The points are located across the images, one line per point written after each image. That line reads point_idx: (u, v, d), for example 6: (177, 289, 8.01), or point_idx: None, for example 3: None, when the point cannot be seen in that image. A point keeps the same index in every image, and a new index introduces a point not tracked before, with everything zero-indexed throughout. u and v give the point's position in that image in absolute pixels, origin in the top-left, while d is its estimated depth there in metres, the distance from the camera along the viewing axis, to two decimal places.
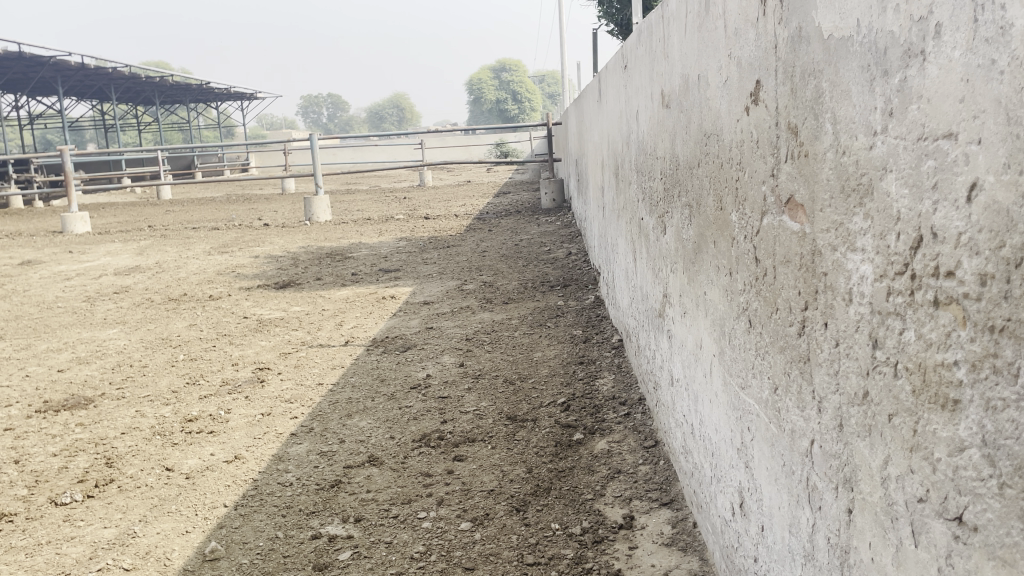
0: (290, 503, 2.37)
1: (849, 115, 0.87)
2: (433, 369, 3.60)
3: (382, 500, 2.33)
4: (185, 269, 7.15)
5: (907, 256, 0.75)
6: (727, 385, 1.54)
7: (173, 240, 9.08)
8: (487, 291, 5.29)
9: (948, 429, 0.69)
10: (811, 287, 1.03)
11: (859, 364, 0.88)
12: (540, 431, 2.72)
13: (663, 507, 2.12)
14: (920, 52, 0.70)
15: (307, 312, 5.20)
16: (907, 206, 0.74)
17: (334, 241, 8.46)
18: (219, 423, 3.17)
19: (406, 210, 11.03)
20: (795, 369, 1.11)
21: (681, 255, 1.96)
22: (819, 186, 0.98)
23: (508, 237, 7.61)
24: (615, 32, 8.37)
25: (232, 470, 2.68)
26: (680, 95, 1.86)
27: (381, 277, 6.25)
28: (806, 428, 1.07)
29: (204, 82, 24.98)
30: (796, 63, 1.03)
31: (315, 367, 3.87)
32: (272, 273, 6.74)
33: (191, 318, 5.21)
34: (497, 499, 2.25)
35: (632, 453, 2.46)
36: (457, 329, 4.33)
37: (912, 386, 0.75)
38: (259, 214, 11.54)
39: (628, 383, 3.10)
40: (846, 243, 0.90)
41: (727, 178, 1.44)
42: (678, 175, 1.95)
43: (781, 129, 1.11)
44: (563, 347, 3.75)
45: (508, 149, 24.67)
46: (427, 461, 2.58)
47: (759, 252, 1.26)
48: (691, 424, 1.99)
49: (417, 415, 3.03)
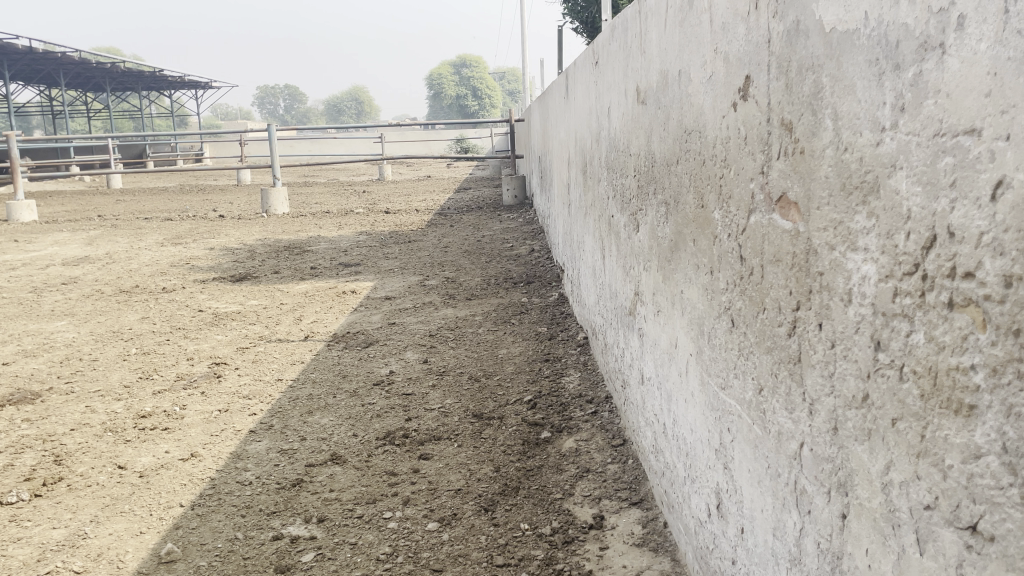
0: (249, 502, 2.29)
1: (853, 111, 0.85)
2: (395, 366, 3.54)
3: (346, 499, 2.27)
4: (136, 260, 6.94)
5: (917, 256, 0.72)
6: (705, 385, 1.52)
7: (124, 230, 8.82)
8: (450, 287, 5.23)
9: (961, 435, 0.67)
10: (804, 288, 1.00)
11: (858, 367, 0.86)
12: (507, 429, 2.68)
13: (633, 507, 2.10)
14: (939, 45, 0.68)
15: (265, 306, 5.09)
16: (919, 205, 0.72)
17: (292, 234, 8.31)
18: (174, 419, 3.07)
19: (365, 203, 10.89)
20: (783, 370, 1.09)
21: (656, 252, 1.94)
22: (815, 184, 0.96)
23: (470, 233, 7.56)
24: (579, 30, 8.37)
25: (188, 468, 2.59)
26: (658, 90, 1.84)
27: (341, 271, 6.14)
28: (794, 431, 1.05)
29: (157, 69, 24.37)
30: (792, 57, 1.01)
31: (273, 363, 3.78)
32: (228, 266, 6.59)
33: (143, 310, 5.06)
34: (465, 498, 2.21)
35: (600, 452, 2.44)
36: (420, 325, 4.27)
37: (920, 391, 0.73)
38: (214, 206, 11.29)
39: (594, 382, 3.08)
40: (845, 242, 0.88)
41: (710, 176, 1.42)
42: (653, 172, 1.93)
43: (772, 125, 1.09)
44: (528, 344, 3.72)
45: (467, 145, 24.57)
46: (391, 460, 2.52)
47: (745, 251, 1.24)
48: (663, 424, 1.97)
49: (380, 412, 2.97)
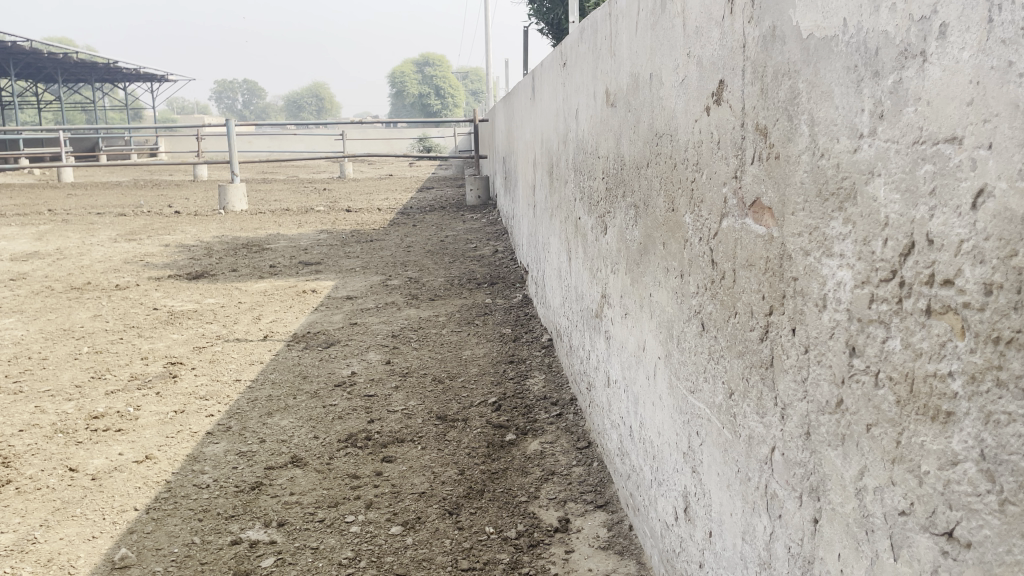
0: (207, 506, 2.24)
1: (829, 118, 0.85)
2: (358, 367, 3.50)
3: (307, 503, 2.23)
4: (88, 257, 6.77)
5: (895, 262, 0.73)
6: (674, 388, 1.52)
7: (76, 225, 8.60)
8: (413, 287, 5.20)
9: (939, 441, 0.67)
10: (777, 292, 1.01)
11: (832, 372, 0.86)
12: (471, 431, 2.66)
13: (599, 510, 2.09)
14: (920, 53, 0.68)
15: (223, 304, 5.00)
16: (897, 211, 0.72)
17: (251, 232, 8.18)
18: (128, 420, 2.99)
19: (326, 202, 10.78)
20: (755, 375, 1.10)
21: (624, 255, 1.94)
22: (790, 189, 0.96)
23: (433, 233, 7.52)
24: (544, 32, 8.39)
25: (143, 471, 2.52)
26: (628, 93, 1.84)
27: (301, 270, 6.06)
28: (766, 435, 1.06)
29: (112, 61, 23.82)
30: (768, 63, 1.01)
31: (232, 363, 3.71)
32: (184, 263, 6.46)
33: (96, 308, 4.93)
34: (428, 501, 2.18)
35: (565, 455, 2.44)
36: (382, 325, 4.23)
37: (897, 397, 0.73)
38: (170, 202, 11.07)
39: (559, 384, 3.08)
40: (820, 247, 0.88)
41: (681, 179, 1.42)
42: (622, 175, 1.93)
43: (746, 130, 1.09)
44: (492, 345, 3.71)
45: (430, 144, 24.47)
46: (354, 462, 2.49)
47: (717, 255, 1.24)
48: (629, 426, 1.97)
49: (342, 414, 2.93)
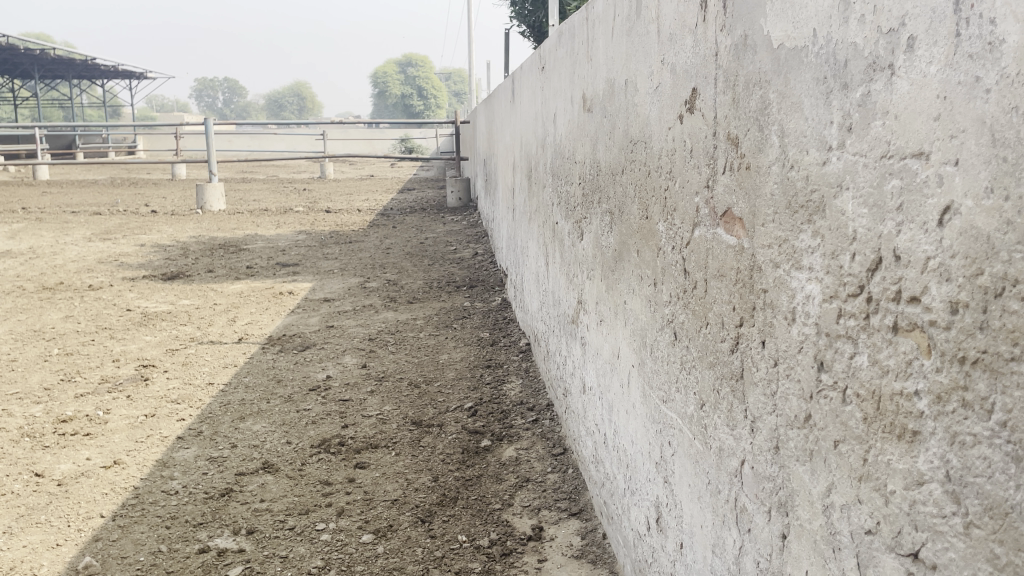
0: (175, 513, 2.20)
1: (799, 129, 0.84)
2: (333, 370, 3.46)
3: (277, 510, 2.20)
4: (62, 256, 6.67)
5: (862, 278, 0.72)
6: (647, 397, 1.51)
7: (50, 224, 8.48)
8: (391, 289, 5.16)
9: (905, 460, 0.66)
10: (748, 304, 1.00)
11: (800, 387, 0.85)
12: (446, 437, 2.64)
13: (573, 518, 2.08)
14: (888, 66, 0.67)
15: (198, 306, 4.94)
16: (865, 226, 0.71)
17: (228, 232, 8.10)
18: (96, 424, 2.94)
19: (306, 202, 10.69)
20: (725, 386, 1.09)
21: (600, 262, 1.93)
22: (761, 200, 0.95)
23: (412, 235, 7.49)
24: (525, 34, 8.38)
25: (110, 477, 2.47)
26: (604, 99, 1.82)
27: (278, 271, 6.01)
28: (736, 448, 1.05)
29: (90, 57, 23.55)
30: (739, 72, 1.00)
31: (205, 366, 3.66)
32: (159, 264, 6.38)
33: (68, 309, 4.86)
34: (401, 509, 2.16)
35: (541, 461, 2.42)
36: (359, 328, 4.19)
37: (863, 414, 0.72)
38: (147, 201, 10.95)
39: (536, 389, 3.06)
40: (790, 260, 0.87)
41: (655, 187, 1.41)
42: (598, 181, 1.92)
43: (718, 139, 1.08)
44: (470, 349, 3.68)
45: (412, 145, 24.41)
46: (326, 468, 2.46)
47: (689, 264, 1.23)
48: (603, 434, 1.95)
49: (316, 419, 2.90)
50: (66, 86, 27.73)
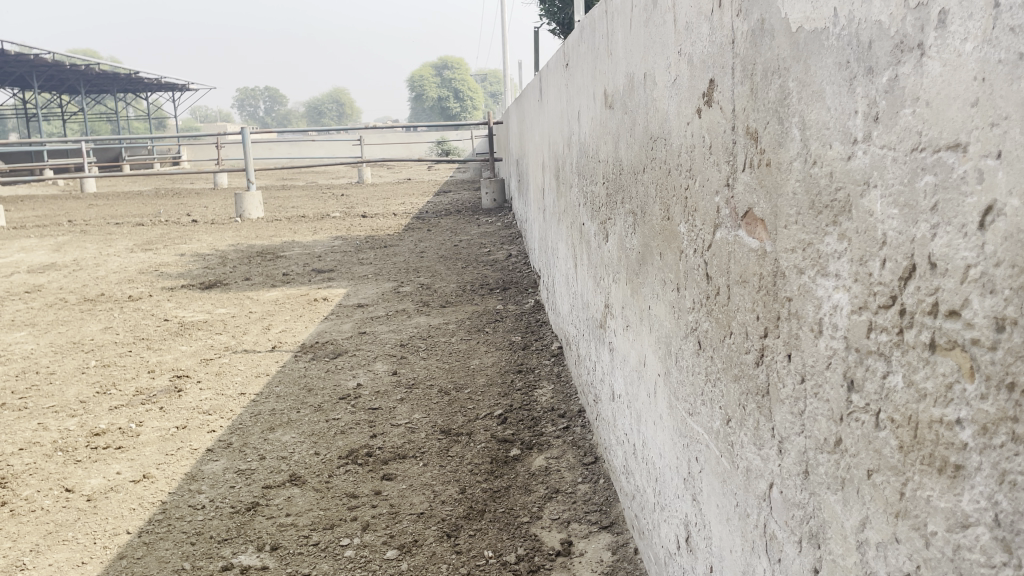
0: (200, 529, 2.18)
1: (821, 120, 0.75)
2: (364, 378, 3.43)
3: (302, 525, 2.16)
4: (104, 267, 6.77)
5: (893, 287, 0.63)
6: (673, 409, 1.43)
7: (94, 236, 8.64)
8: (424, 294, 5.12)
9: (946, 498, 0.58)
10: (772, 313, 0.91)
11: (830, 408, 0.76)
12: (475, 446, 2.58)
13: (604, 531, 2.00)
14: (918, 46, 0.59)
15: (233, 314, 4.96)
16: (896, 229, 0.63)
17: (266, 239, 8.16)
18: (129, 437, 2.94)
19: (342, 207, 10.74)
20: (751, 402, 1.00)
21: (625, 265, 1.84)
22: (783, 199, 0.86)
23: (447, 237, 7.45)
24: (555, 32, 8.28)
25: (139, 491, 2.46)
26: (624, 95, 1.74)
27: (313, 277, 6.02)
28: (764, 469, 0.96)
29: (135, 71, 24.05)
30: (757, 60, 0.91)
31: (238, 375, 3.66)
32: (197, 272, 6.44)
33: (107, 320, 4.91)
34: (427, 523, 2.10)
35: (571, 471, 2.34)
36: (391, 334, 4.16)
37: (899, 442, 0.64)
38: (188, 210, 11.11)
39: (568, 394, 2.98)
40: (815, 266, 0.78)
41: (676, 186, 1.33)
42: (620, 179, 1.83)
43: (738, 134, 1.00)
44: (501, 354, 3.62)
45: (448, 148, 24.44)
46: (353, 480, 2.41)
47: (711, 268, 1.14)
48: (632, 444, 1.87)
49: (345, 428, 2.86)
50: (111, 100, 28.41)
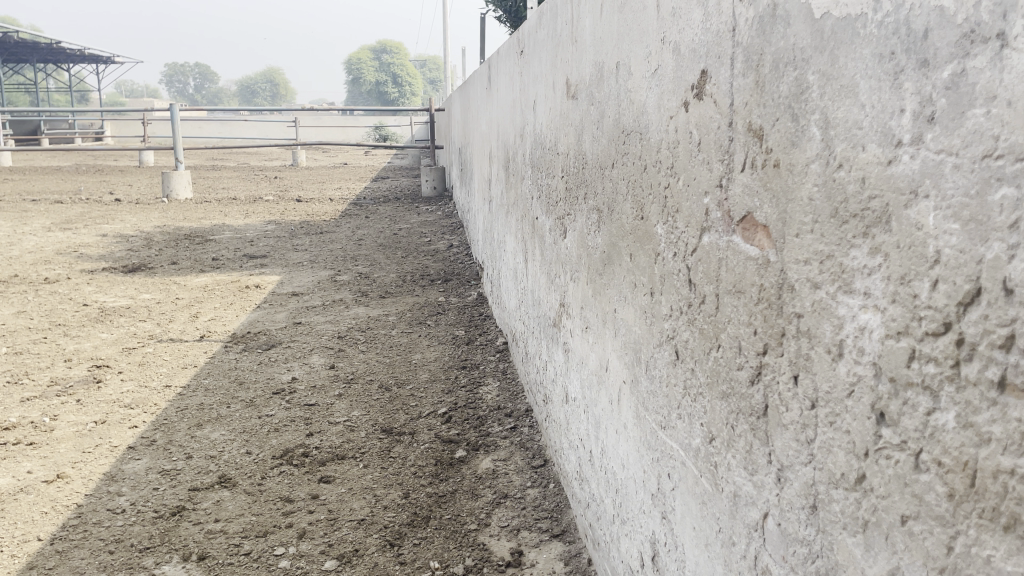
0: (120, 536, 2.01)
1: (851, 118, 0.67)
2: (299, 372, 3.27)
3: (232, 532, 2.01)
4: (18, 247, 6.37)
5: (947, 313, 0.56)
6: (641, 420, 1.35)
7: (7, 212, 8.13)
8: (363, 284, 4.95)
9: (1016, 560, 0.51)
10: (774, 330, 0.83)
11: (849, 440, 0.69)
12: (418, 446, 2.47)
13: (555, 540, 1.92)
14: (997, 35, 0.51)
15: (158, 300, 4.70)
16: (954, 247, 0.55)
17: (195, 221, 7.82)
18: (41, 432, 2.72)
19: (276, 191, 10.40)
20: (742, 423, 0.92)
21: (586, 264, 1.76)
22: (794, 205, 0.78)
23: (386, 225, 7.27)
24: (501, 18, 8.14)
25: (52, 493, 2.27)
26: (591, 85, 1.65)
27: (245, 263, 5.77)
28: (757, 497, 0.88)
29: (56, 40, 22.90)
30: (766, 49, 0.83)
31: (162, 366, 3.44)
32: (120, 255, 6.10)
33: (20, 303, 4.59)
34: (368, 531, 1.99)
35: (519, 474, 2.26)
36: (328, 325, 4.00)
37: (948, 490, 0.56)
38: (111, 188, 10.60)
39: (514, 392, 2.89)
40: (834, 280, 0.70)
41: (653, 183, 1.24)
42: (584, 174, 1.75)
43: (736, 132, 0.91)
44: (444, 348, 3.51)
45: (387, 135, 24.02)
46: (288, 483, 2.27)
47: (695, 275, 1.06)
48: (589, 451, 1.79)
49: (279, 426, 2.70)
50: (30, 70, 26.99)
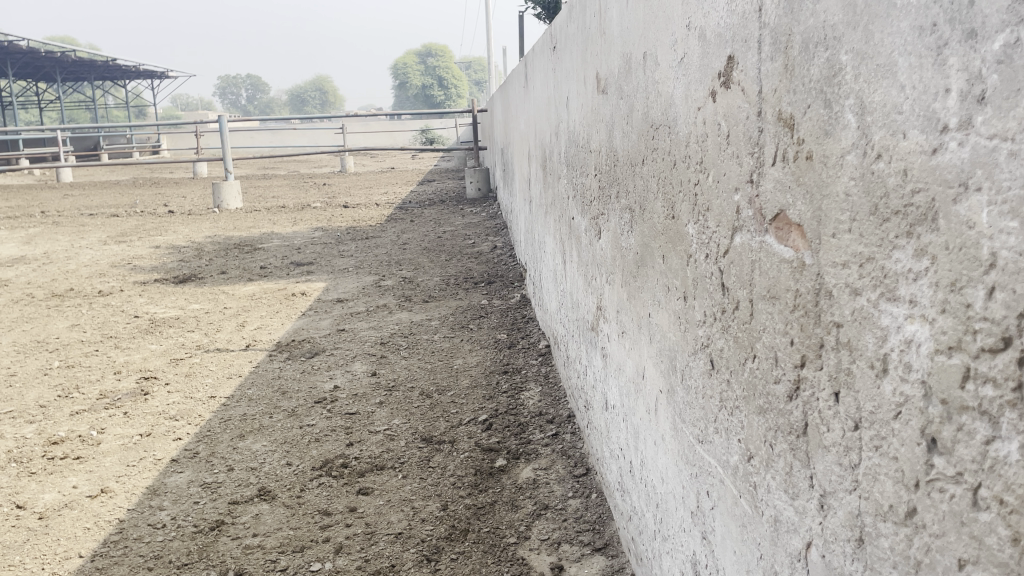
0: (159, 552, 2.00)
1: (889, 101, 0.59)
2: (341, 380, 3.25)
3: (269, 547, 1.99)
4: (75, 261, 6.52)
5: (1007, 326, 0.48)
6: (678, 432, 1.27)
7: (66, 227, 8.35)
8: (406, 288, 4.94)
9: None
10: (811, 340, 0.74)
11: (899, 468, 0.60)
12: (458, 455, 2.42)
13: (597, 554, 1.84)
14: None
15: (207, 310, 4.76)
16: (1013, 249, 0.47)
17: (244, 231, 7.93)
18: (89, 446, 2.75)
19: (324, 197, 10.49)
20: (781, 442, 0.84)
21: (620, 265, 1.68)
22: (829, 201, 0.70)
23: (431, 229, 7.25)
24: (541, 17, 8.06)
25: (95, 508, 2.28)
26: (620, 79, 1.57)
27: (292, 271, 5.81)
28: (799, 525, 0.80)
29: (112, 58, 23.57)
30: (795, 29, 0.74)
31: (208, 377, 3.46)
32: (172, 266, 6.20)
33: (75, 317, 4.69)
34: (405, 545, 1.94)
35: (561, 484, 2.19)
36: (372, 331, 3.98)
37: (1013, 534, 0.48)
38: (165, 200, 10.84)
39: (556, 397, 2.82)
40: (876, 286, 0.62)
41: (683, 180, 1.16)
42: (616, 171, 1.67)
43: (765, 122, 0.83)
44: (486, 353, 3.45)
45: (432, 136, 24.13)
46: (326, 496, 2.24)
47: (728, 279, 0.98)
48: (629, 461, 1.72)
49: (319, 436, 2.68)
50: (89, 88, 27.87)
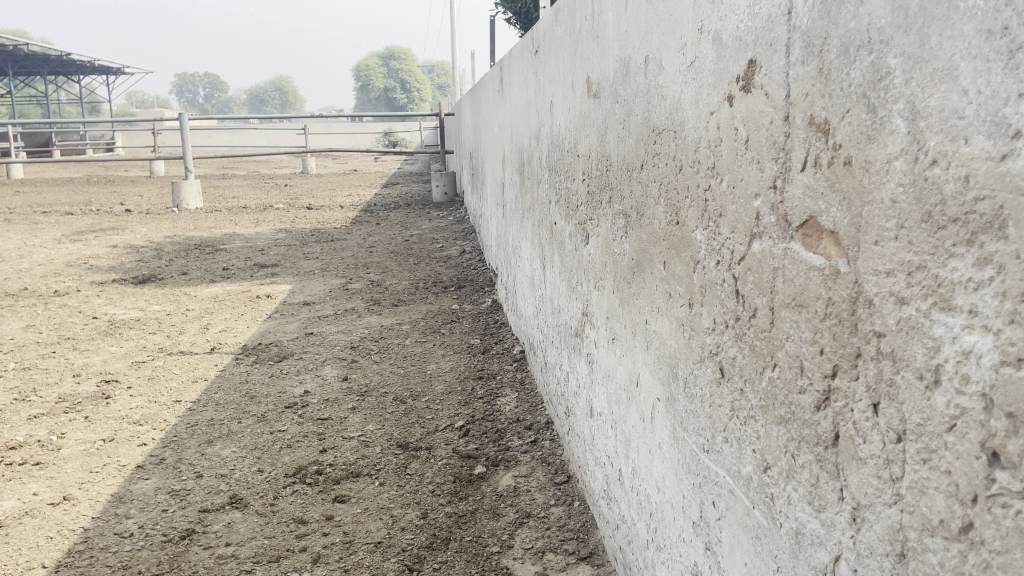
0: (127, 562, 1.92)
1: (950, 105, 0.58)
2: (312, 385, 3.18)
3: (244, 557, 1.92)
4: (28, 260, 6.31)
5: None
6: (679, 441, 1.25)
7: (18, 225, 8.07)
8: (374, 292, 4.87)
9: None
10: (846, 350, 0.73)
11: (953, 481, 0.59)
12: (435, 462, 2.38)
13: (582, 563, 1.82)
14: None
15: (169, 312, 4.63)
16: None
17: (205, 231, 7.77)
18: (49, 451, 2.64)
19: (287, 199, 10.33)
20: (806, 452, 0.82)
21: (612, 271, 1.66)
22: (871, 208, 0.68)
23: (397, 232, 7.19)
24: (510, 22, 8.06)
25: (58, 517, 2.18)
26: (616, 82, 1.55)
27: (256, 273, 5.69)
28: (826, 537, 0.78)
29: (66, 52, 22.99)
30: (832, 33, 0.73)
31: (172, 380, 3.36)
32: (130, 266, 6.03)
33: (30, 317, 4.53)
34: (385, 554, 1.90)
35: (542, 491, 2.16)
36: (341, 335, 3.91)
37: None
38: (122, 199, 10.57)
39: (533, 404, 2.80)
40: (928, 294, 0.61)
41: (690, 185, 1.15)
42: (608, 175, 1.65)
43: (794, 126, 0.82)
44: (459, 358, 3.41)
45: (395, 139, 24.00)
46: (301, 504, 2.18)
47: (743, 286, 0.96)
48: (617, 469, 1.70)
49: (291, 442, 2.62)
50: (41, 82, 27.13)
